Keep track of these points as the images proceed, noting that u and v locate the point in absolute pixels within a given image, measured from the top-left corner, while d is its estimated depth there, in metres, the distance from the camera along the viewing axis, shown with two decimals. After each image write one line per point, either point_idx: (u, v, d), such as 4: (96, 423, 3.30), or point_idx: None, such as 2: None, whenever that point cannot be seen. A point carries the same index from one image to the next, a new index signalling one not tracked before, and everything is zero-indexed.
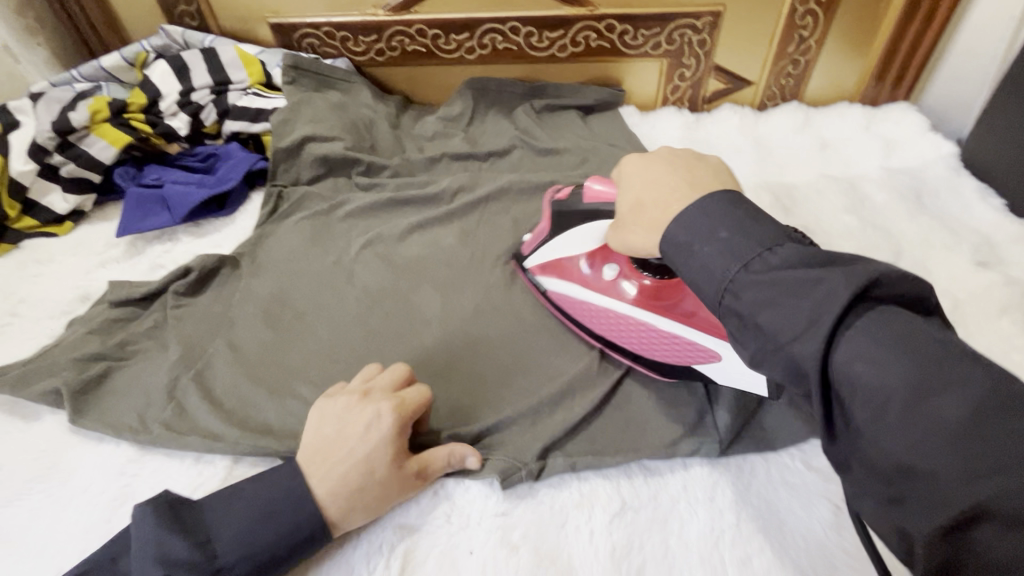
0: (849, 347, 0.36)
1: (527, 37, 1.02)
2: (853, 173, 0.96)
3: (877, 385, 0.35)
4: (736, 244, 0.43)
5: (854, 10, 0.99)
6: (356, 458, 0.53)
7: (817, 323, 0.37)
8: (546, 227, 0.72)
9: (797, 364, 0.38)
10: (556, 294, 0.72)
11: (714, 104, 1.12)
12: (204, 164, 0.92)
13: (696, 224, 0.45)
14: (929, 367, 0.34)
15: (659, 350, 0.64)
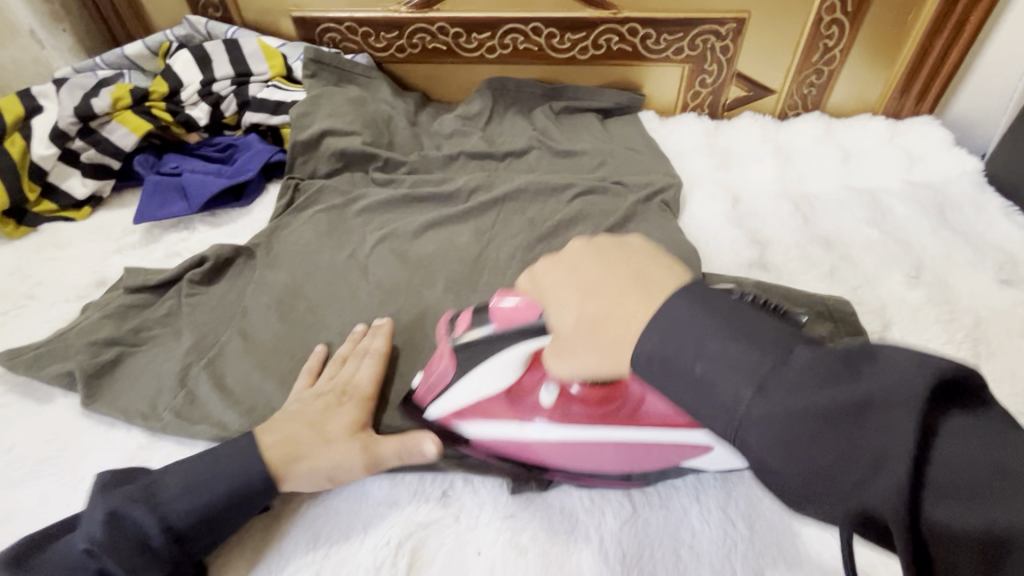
0: (735, 352, 0.33)
1: (549, 39, 1.01)
2: (874, 186, 0.95)
3: (744, 372, 0.33)
4: (685, 317, 0.36)
5: (881, 21, 0.98)
6: (312, 421, 0.57)
7: (716, 328, 0.34)
8: (445, 367, 0.57)
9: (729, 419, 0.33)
10: (486, 443, 0.56)
11: (734, 112, 1.11)
12: (222, 154, 0.92)
13: (666, 339, 0.36)
14: (840, 386, 0.30)
15: (637, 462, 0.53)
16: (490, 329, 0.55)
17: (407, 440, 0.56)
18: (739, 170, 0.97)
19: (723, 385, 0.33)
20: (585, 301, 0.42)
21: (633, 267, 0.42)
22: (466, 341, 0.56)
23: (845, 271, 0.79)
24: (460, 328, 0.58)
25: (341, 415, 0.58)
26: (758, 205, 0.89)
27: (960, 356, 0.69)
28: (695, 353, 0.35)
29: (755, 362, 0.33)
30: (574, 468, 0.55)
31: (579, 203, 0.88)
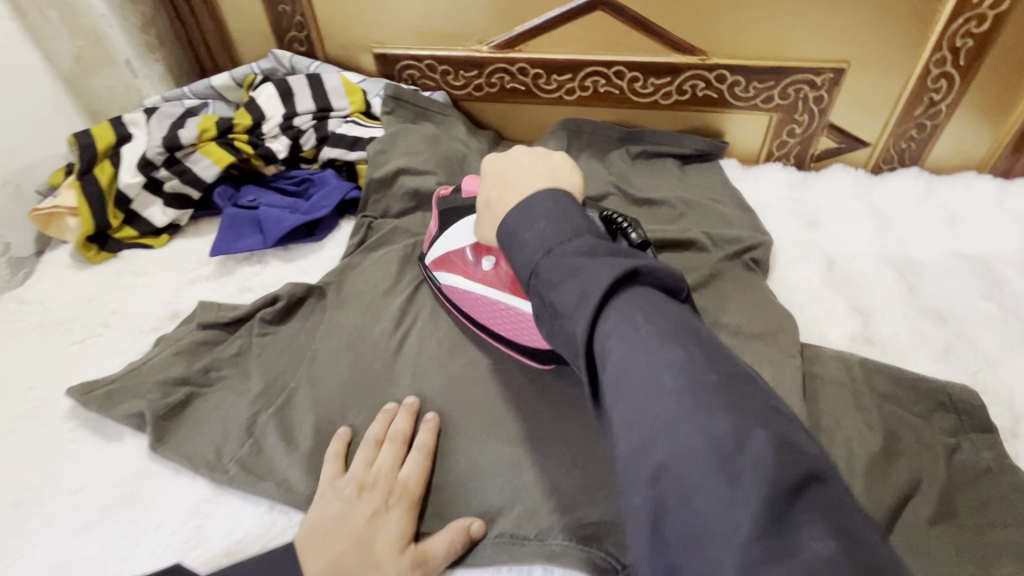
0: (608, 325, 0.38)
1: (631, 82, 0.98)
2: (986, 252, 0.86)
3: (654, 376, 0.34)
4: (552, 229, 0.45)
5: (995, 75, 0.91)
6: (362, 529, 0.52)
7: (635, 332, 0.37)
8: (434, 228, 0.75)
9: (571, 341, 0.40)
10: (448, 288, 0.72)
11: (822, 164, 1.05)
12: (298, 188, 0.92)
13: (547, 213, 0.47)
14: (703, 378, 0.34)
15: (528, 336, 0.64)
16: (465, 199, 0.72)
17: (456, 527, 0.54)
18: (832, 228, 0.90)
19: (570, 321, 0.40)
20: (489, 185, 0.58)
21: (551, 236, 0.45)
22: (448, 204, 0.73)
23: (963, 351, 0.71)
24: (447, 196, 0.75)
25: (392, 519, 0.54)
26: (855, 268, 0.82)
27: None
28: (544, 202, 0.48)
29: (670, 368, 0.35)
30: (487, 327, 0.69)
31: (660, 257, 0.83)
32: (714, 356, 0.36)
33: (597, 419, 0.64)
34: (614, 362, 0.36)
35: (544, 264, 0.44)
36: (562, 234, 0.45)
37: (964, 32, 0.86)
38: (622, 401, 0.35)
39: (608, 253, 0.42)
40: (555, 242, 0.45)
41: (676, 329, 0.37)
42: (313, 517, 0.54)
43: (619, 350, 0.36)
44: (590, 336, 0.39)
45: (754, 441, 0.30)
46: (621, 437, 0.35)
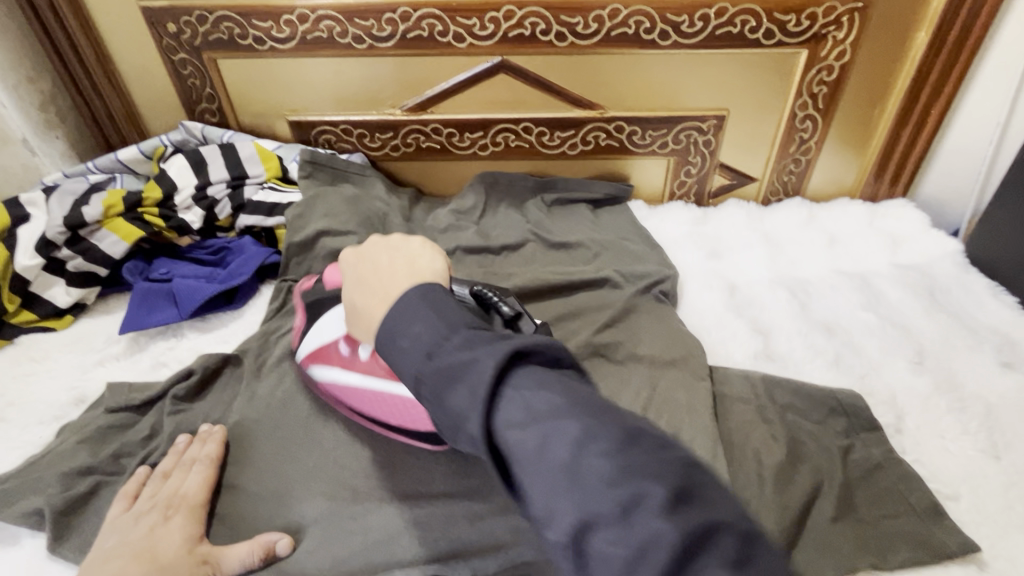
0: (504, 413, 0.39)
1: (539, 136, 1.05)
2: (863, 268, 0.97)
3: (547, 434, 0.37)
4: (431, 329, 0.46)
5: (849, 115, 1.04)
6: (152, 540, 0.56)
7: (550, 415, 0.38)
8: (302, 319, 0.76)
9: (473, 442, 0.40)
10: (327, 384, 0.69)
11: (719, 199, 1.15)
12: (215, 257, 0.91)
13: (420, 302, 0.48)
14: (603, 423, 0.38)
15: (414, 420, 0.62)
16: (326, 290, 0.74)
17: (259, 541, 0.57)
18: (731, 257, 0.98)
19: (467, 421, 0.40)
20: (357, 293, 0.61)
21: (520, 402, 0.39)
22: (314, 282, 0.78)
23: (850, 359, 0.79)
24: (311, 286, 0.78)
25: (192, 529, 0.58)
26: (752, 293, 0.90)
27: (978, 449, 0.68)
28: (421, 350, 0.45)
29: (566, 431, 0.37)
30: (378, 418, 0.65)
31: (577, 296, 0.87)
32: (677, 467, 0.35)
33: None
34: (519, 452, 0.38)
35: (504, 436, 0.39)
36: (532, 397, 0.39)
37: (818, 80, 0.99)
38: (523, 470, 0.37)
39: (490, 340, 0.43)
40: (513, 418, 0.39)
41: (561, 388, 0.40)
42: (135, 540, 0.55)
43: (590, 523, 0.34)
44: (491, 430, 0.39)
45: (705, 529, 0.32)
46: (534, 511, 0.37)
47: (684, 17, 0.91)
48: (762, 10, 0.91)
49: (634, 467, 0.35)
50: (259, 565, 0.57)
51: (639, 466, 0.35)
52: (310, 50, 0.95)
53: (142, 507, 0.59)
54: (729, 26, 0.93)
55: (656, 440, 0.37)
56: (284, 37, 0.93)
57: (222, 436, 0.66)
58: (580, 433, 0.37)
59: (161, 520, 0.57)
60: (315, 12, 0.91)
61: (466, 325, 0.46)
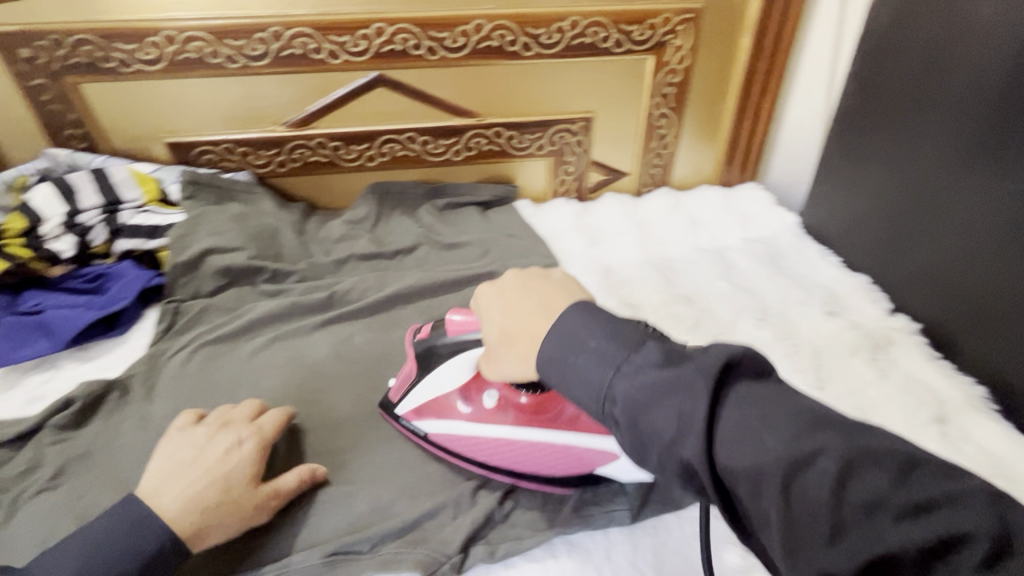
0: (726, 432, 0.39)
1: (424, 145, 1.10)
2: (721, 244, 1.10)
3: (769, 453, 0.37)
4: (604, 351, 0.48)
5: (697, 112, 1.18)
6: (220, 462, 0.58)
7: (780, 437, 0.38)
8: (411, 369, 0.70)
9: (686, 463, 0.41)
10: (438, 436, 0.68)
11: (598, 194, 1.25)
12: (92, 284, 0.88)
13: (563, 344, 0.50)
14: (840, 438, 0.37)
15: (553, 465, 0.64)
16: (450, 338, 0.68)
17: (294, 473, 0.62)
18: (608, 244, 1.08)
19: (679, 444, 0.41)
20: (505, 318, 0.58)
21: (750, 432, 0.38)
22: (427, 345, 0.69)
23: (707, 322, 0.90)
24: (424, 337, 0.70)
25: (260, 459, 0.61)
26: (627, 274, 1.00)
27: (808, 383, 0.81)
28: (605, 369, 0.47)
29: (778, 452, 0.37)
30: (485, 460, 0.66)
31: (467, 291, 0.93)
32: (935, 483, 0.34)
33: (420, 443, 0.70)
34: (747, 478, 0.38)
35: (724, 465, 0.39)
36: (759, 428, 0.38)
37: (667, 82, 1.12)
38: (748, 488, 0.38)
39: (687, 361, 0.44)
40: (739, 447, 0.38)
41: (792, 406, 0.40)
42: (213, 461, 0.58)
43: (853, 557, 0.33)
44: (710, 457, 0.40)
45: (906, 495, 0.34)
46: (772, 543, 0.37)
47: (542, 30, 1.01)
48: (609, 21, 1.02)
49: (880, 483, 0.34)
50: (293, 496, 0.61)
51: (898, 491, 0.34)
52: (180, 70, 0.95)
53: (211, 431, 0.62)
54: (583, 37, 1.03)
55: (931, 467, 0.35)
56: (152, 59, 0.93)
57: (290, 410, 0.69)
58: (831, 457, 0.36)
59: (236, 444, 0.61)
60: (182, 33, 0.91)
61: (651, 344, 0.47)
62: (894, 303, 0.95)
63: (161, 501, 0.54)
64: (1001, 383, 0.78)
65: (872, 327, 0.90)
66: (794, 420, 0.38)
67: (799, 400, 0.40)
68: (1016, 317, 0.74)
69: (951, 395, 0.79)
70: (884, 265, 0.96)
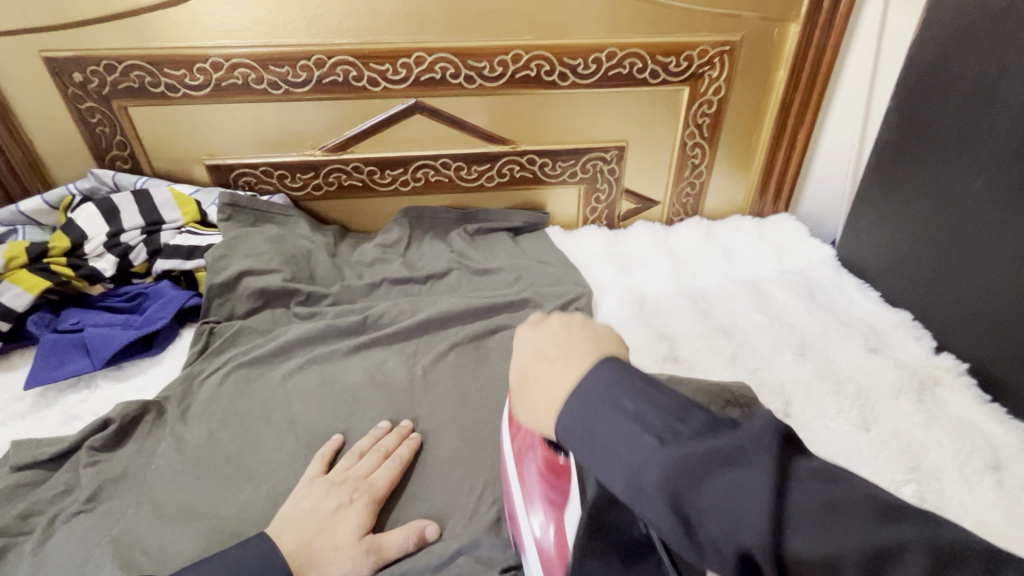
0: (628, 410, 0.39)
1: (457, 171, 1.11)
2: (754, 276, 1.08)
3: (643, 428, 0.37)
4: (554, 330, 0.49)
5: (731, 142, 1.18)
6: (325, 531, 0.58)
7: (645, 410, 0.38)
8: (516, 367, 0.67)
9: (593, 436, 0.41)
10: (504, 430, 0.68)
11: (628, 222, 1.25)
12: (130, 303, 0.89)
13: (532, 332, 0.51)
14: (700, 417, 0.37)
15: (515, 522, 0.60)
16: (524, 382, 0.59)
17: (412, 527, 0.61)
18: (640, 273, 1.08)
19: (591, 417, 0.41)
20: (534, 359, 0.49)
21: (684, 386, 0.40)
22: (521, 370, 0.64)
23: (745, 356, 0.88)
24: None
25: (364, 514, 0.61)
26: (661, 304, 0.99)
27: (852, 423, 0.78)
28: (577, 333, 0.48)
29: (650, 432, 0.37)
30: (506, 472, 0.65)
31: (499, 317, 0.92)
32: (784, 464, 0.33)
33: (456, 474, 0.69)
34: (625, 450, 0.37)
35: (619, 440, 0.39)
36: (689, 382, 0.40)
37: (701, 113, 1.12)
38: (625, 465, 0.37)
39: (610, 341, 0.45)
40: (624, 417, 0.39)
41: (671, 389, 0.39)
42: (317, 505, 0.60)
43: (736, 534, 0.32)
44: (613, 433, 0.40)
45: (771, 478, 0.32)
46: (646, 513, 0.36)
47: (579, 60, 1.01)
48: (646, 53, 1.02)
49: (732, 469, 0.33)
50: (412, 550, 0.60)
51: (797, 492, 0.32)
52: (225, 96, 0.97)
53: (330, 478, 0.64)
54: (619, 68, 1.04)
55: (801, 459, 0.34)
56: (198, 84, 0.95)
57: (418, 442, 0.71)
58: (703, 438, 0.35)
59: (334, 488, 0.63)
60: (228, 60, 0.93)
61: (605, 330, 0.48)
62: (938, 341, 0.92)
63: (282, 541, 0.56)
64: None
65: (917, 366, 0.87)
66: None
67: (675, 386, 0.39)
68: None
69: (1001, 443, 0.75)
70: (927, 303, 0.94)
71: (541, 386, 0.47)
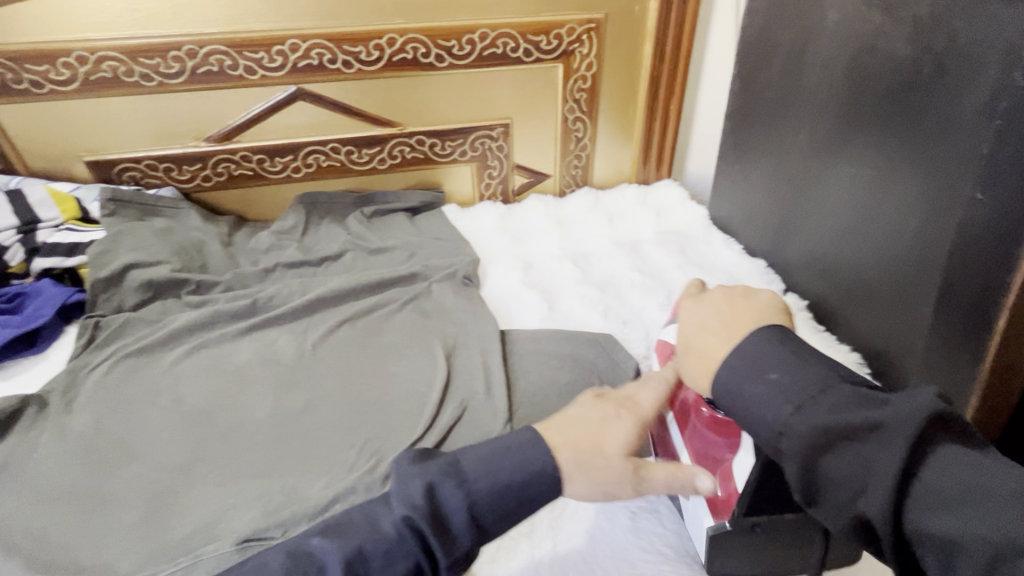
0: (921, 500, 0.39)
1: (348, 155, 1.14)
2: (635, 239, 1.17)
3: (964, 525, 0.37)
4: (785, 386, 0.46)
5: (610, 115, 1.26)
6: (592, 434, 0.52)
7: (960, 504, 0.38)
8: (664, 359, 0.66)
9: (865, 517, 0.41)
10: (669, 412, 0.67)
11: (523, 195, 1.31)
12: (9, 305, 0.87)
13: (745, 363, 0.49)
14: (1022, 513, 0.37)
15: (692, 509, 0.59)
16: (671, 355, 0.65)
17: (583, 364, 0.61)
18: (530, 242, 1.14)
19: (864, 496, 0.41)
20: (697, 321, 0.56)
21: (936, 467, 0.40)
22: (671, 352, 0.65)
23: (617, 309, 0.95)
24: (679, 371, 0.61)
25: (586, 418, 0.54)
26: (546, 269, 1.05)
27: None
28: (782, 404, 0.45)
29: (976, 527, 0.37)
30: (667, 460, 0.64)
31: (390, 292, 0.97)
32: None
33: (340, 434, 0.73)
34: (943, 540, 0.38)
35: (921, 525, 0.39)
36: (895, 468, 0.40)
37: (578, 88, 1.19)
38: (942, 552, 0.38)
39: (871, 397, 0.43)
40: (920, 502, 0.39)
41: (980, 467, 0.39)
42: None
43: None
44: (891, 518, 0.40)
45: None
46: None
47: (454, 42, 1.06)
48: (517, 33, 1.09)
49: None
50: None
51: None
52: (95, 90, 0.96)
53: None
54: (494, 48, 1.09)
55: None
56: (65, 79, 0.94)
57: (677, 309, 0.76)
58: None
59: None
60: (94, 53, 0.93)
61: (845, 384, 0.45)
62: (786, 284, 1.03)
63: None
64: (877, 349, 0.85)
65: None
66: (944, 472, 0.39)
67: (983, 469, 0.39)
68: (877, 285, 0.82)
69: (857, 369, 0.83)
70: (777, 249, 1.05)
71: (778, 447, 0.45)
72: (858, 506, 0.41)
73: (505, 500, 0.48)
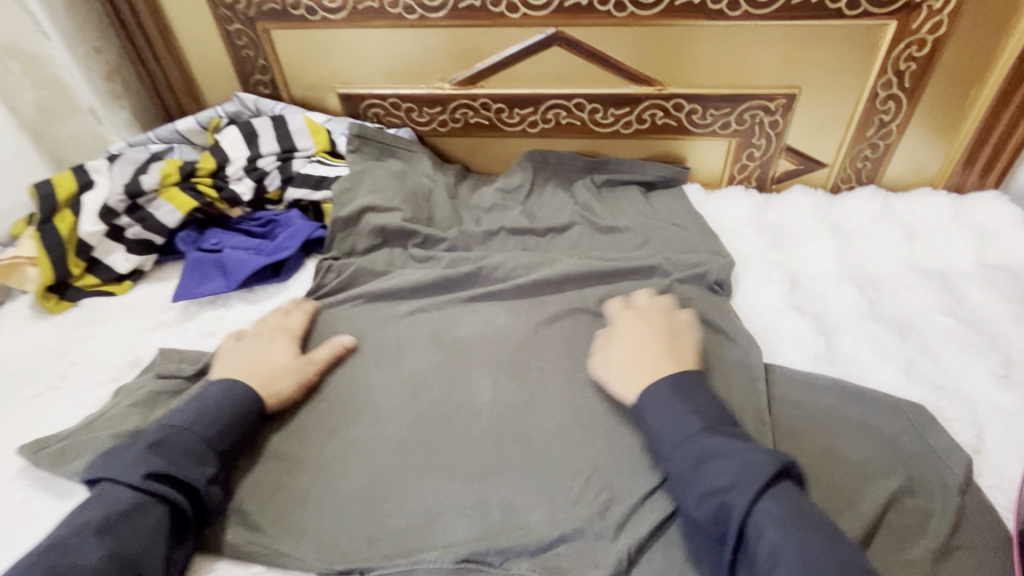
0: (767, 503, 0.50)
1: (592, 114, 1.00)
2: (944, 267, 0.87)
3: (802, 539, 0.47)
4: (701, 407, 0.58)
5: (941, 95, 0.94)
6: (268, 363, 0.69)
7: (792, 518, 0.48)
8: None
9: (727, 511, 0.50)
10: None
11: (783, 185, 1.07)
12: (264, 230, 0.92)
13: (664, 398, 0.60)
14: (815, 533, 0.48)
15: None
16: None
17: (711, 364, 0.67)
18: (795, 249, 0.91)
19: (732, 493, 0.51)
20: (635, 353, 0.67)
21: (768, 518, 0.49)
22: None
23: (924, 366, 0.71)
24: None
25: (251, 351, 0.71)
26: (818, 288, 0.83)
27: None
28: (694, 422, 0.57)
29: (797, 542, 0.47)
30: None
31: (622, 283, 0.83)
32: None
33: (564, 451, 0.64)
34: (769, 542, 0.48)
35: (760, 525, 0.49)
36: (780, 516, 0.49)
37: (907, 56, 0.89)
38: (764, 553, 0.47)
39: (750, 434, 0.56)
40: (765, 510, 0.49)
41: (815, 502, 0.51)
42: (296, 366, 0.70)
43: None
44: (751, 512, 0.50)
45: None
46: None
47: None
48: None
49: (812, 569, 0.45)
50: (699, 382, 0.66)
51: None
52: (360, 21, 0.93)
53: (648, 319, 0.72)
54: None
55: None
56: (336, 8, 0.92)
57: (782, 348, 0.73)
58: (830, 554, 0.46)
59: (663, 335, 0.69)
60: None
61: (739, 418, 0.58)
62: None
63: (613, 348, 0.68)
64: None
65: None
66: (801, 520, 0.48)
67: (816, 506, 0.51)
68: None
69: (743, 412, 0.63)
70: None
71: (684, 447, 0.56)
72: (732, 512, 0.50)
73: (204, 416, 0.61)
